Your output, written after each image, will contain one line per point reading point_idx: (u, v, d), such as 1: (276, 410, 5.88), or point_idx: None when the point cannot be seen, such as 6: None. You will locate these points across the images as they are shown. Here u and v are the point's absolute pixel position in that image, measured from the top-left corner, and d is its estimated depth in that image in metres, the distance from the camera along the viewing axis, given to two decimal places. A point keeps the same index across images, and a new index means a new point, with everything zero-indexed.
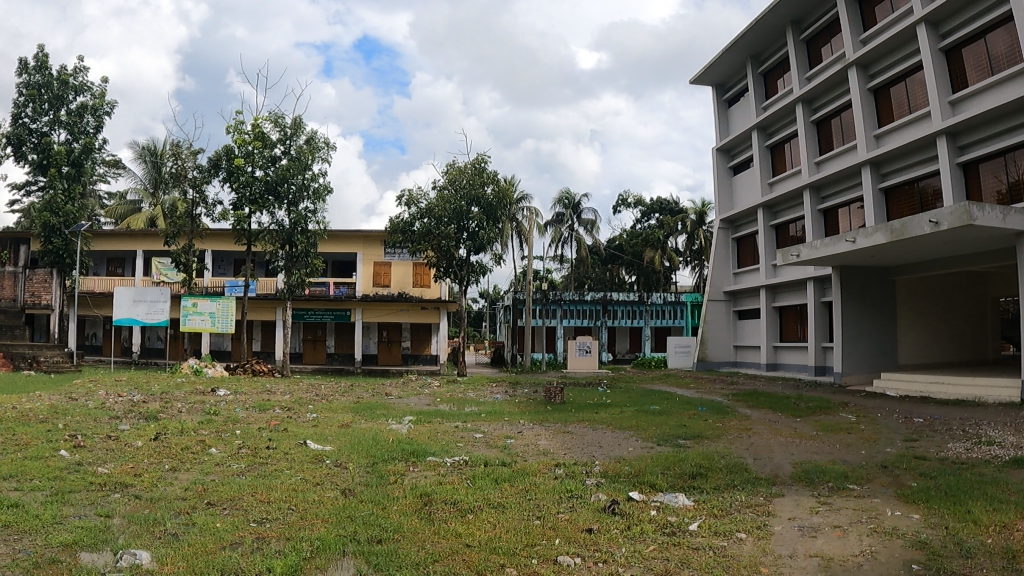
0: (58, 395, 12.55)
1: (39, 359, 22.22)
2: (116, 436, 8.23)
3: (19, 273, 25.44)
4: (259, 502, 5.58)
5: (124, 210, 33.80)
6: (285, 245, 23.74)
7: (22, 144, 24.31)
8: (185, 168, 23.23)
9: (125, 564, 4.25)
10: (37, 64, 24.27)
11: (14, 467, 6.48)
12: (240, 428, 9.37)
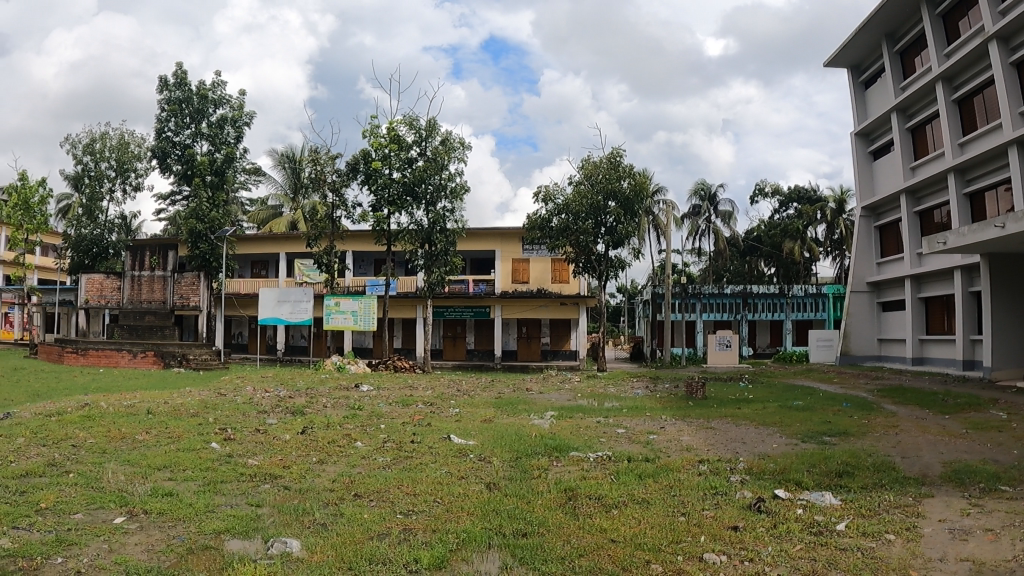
0: (210, 391, 13.15)
1: (189, 358, 23.46)
2: (265, 430, 8.60)
3: (168, 276, 25.93)
4: (405, 495, 5.72)
5: (265, 215, 35.21)
6: (425, 244, 24.30)
7: (167, 156, 25.97)
8: (324, 173, 24.08)
9: (277, 552, 4.46)
10: (177, 80, 25.66)
11: (169, 458, 6.88)
12: (384, 423, 9.61)
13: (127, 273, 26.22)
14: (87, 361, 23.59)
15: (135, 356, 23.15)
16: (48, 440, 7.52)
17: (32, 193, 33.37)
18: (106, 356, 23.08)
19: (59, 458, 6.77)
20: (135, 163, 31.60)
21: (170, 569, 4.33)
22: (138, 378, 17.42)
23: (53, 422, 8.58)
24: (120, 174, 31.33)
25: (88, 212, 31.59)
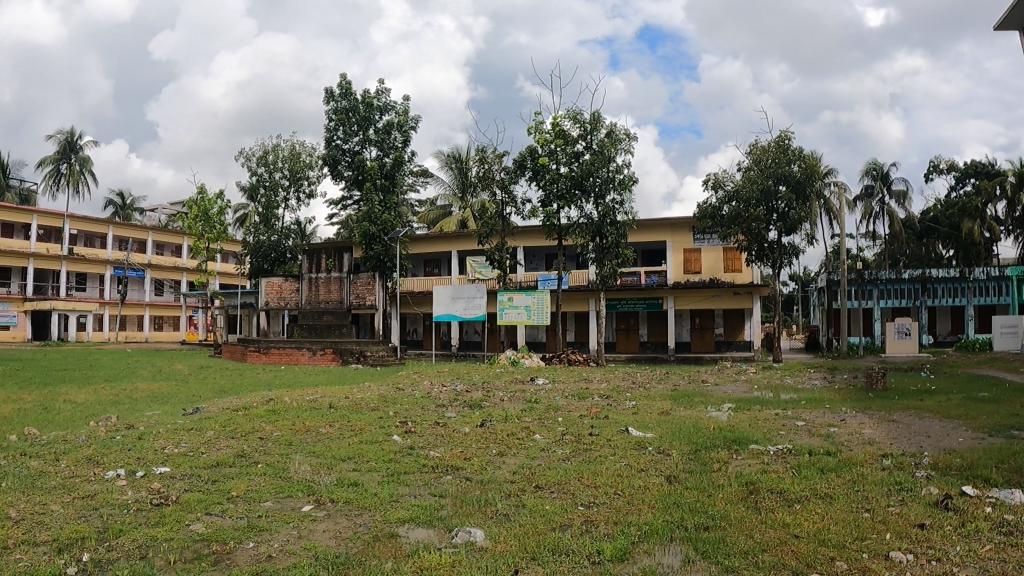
0: (390, 386, 13.75)
1: (366, 354, 24.45)
2: (443, 423, 8.86)
3: (344, 278, 26.96)
4: (586, 487, 5.80)
5: (436, 215, 36.57)
6: (596, 237, 24.51)
7: (337, 162, 28.11)
8: (492, 171, 24.55)
9: (462, 540, 4.64)
10: (342, 91, 26.82)
11: (353, 450, 7.20)
12: (561, 415, 9.75)
13: (304, 276, 27.58)
14: (270, 359, 25.06)
15: (315, 353, 24.42)
16: (237, 433, 8.03)
17: (212, 205, 35.80)
18: (287, 354, 24.55)
19: (248, 449, 7.21)
20: (307, 171, 33.25)
21: (357, 555, 4.56)
22: (316, 375, 18.35)
23: (242, 416, 9.16)
24: (294, 182, 33.05)
25: (265, 220, 33.64)
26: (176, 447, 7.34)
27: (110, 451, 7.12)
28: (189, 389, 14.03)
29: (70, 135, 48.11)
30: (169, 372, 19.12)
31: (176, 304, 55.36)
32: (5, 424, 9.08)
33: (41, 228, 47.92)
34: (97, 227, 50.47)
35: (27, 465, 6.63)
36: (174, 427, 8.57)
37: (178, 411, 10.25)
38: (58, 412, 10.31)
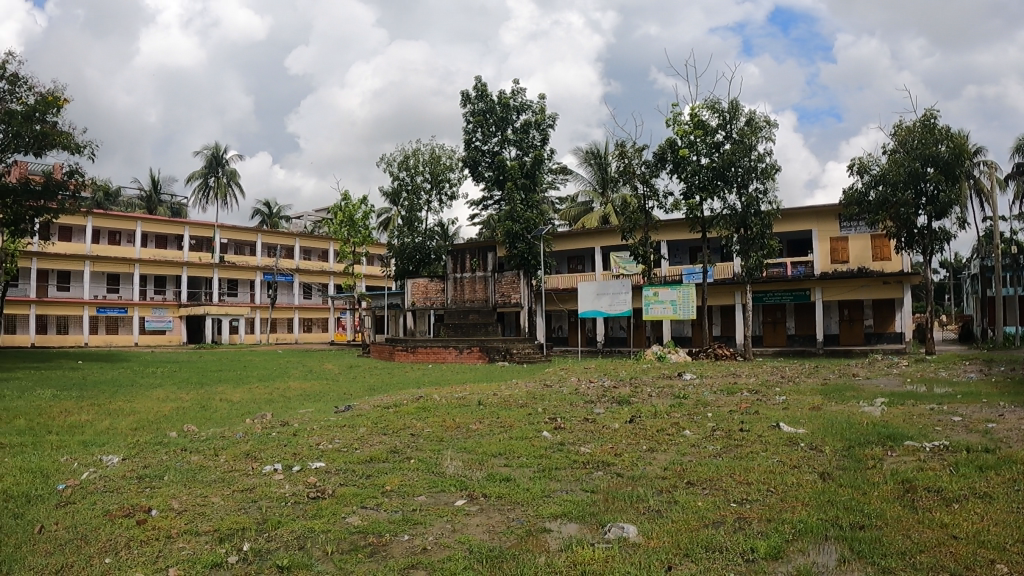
0: (536, 382, 13.94)
1: (512, 352, 24.88)
2: (592, 419, 8.87)
3: (488, 277, 27.80)
4: (737, 484, 5.73)
5: (577, 212, 36.98)
6: (739, 228, 24.04)
7: (478, 164, 30.01)
8: (632, 166, 24.28)
9: (614, 537, 4.69)
10: (478, 94, 27.54)
11: (504, 445, 7.34)
12: (711, 411, 9.63)
13: (449, 275, 28.58)
14: (417, 357, 25.68)
15: (462, 352, 24.94)
16: (389, 429, 8.31)
17: (355, 210, 37.23)
18: (435, 353, 25.09)
19: (401, 445, 7.46)
20: (447, 173, 34.01)
21: (509, 549, 4.64)
22: (461, 373, 18.76)
23: (392, 413, 9.46)
24: (436, 185, 33.83)
25: (409, 222, 34.93)
26: (329, 443, 7.65)
27: (267, 447, 7.47)
28: (337, 387, 14.59)
29: (217, 150, 50.74)
30: (318, 371, 19.93)
31: (324, 305, 57.69)
32: (170, 421, 9.67)
33: (194, 238, 51.00)
34: (247, 235, 53.25)
35: (189, 459, 7.01)
36: (326, 424, 8.93)
37: (329, 409, 10.68)
38: (218, 410, 10.93)
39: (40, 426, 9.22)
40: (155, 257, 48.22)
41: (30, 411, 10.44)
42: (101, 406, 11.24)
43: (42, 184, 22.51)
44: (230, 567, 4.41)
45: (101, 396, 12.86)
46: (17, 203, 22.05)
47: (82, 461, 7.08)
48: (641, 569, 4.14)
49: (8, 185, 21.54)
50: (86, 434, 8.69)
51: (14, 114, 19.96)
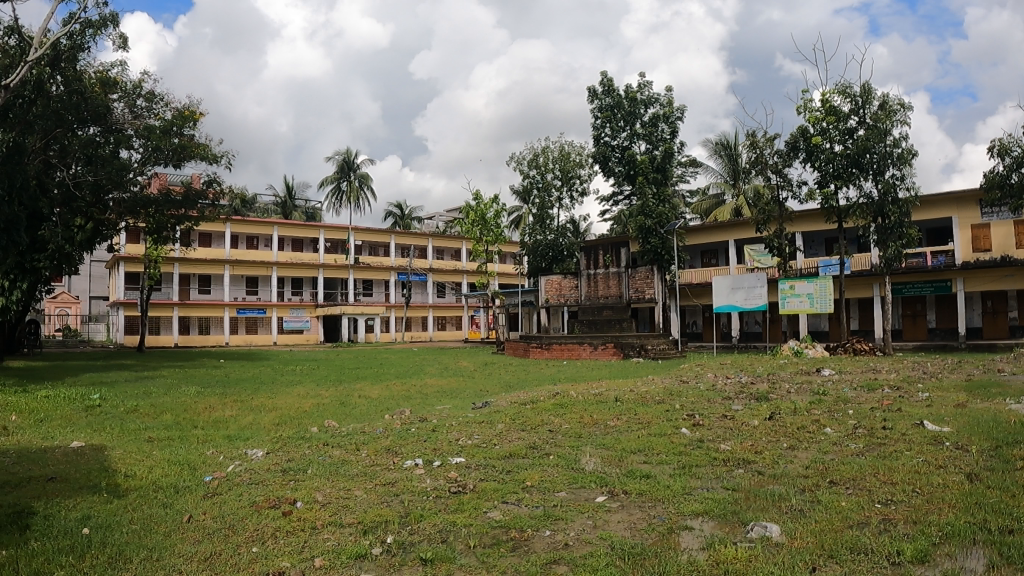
0: (669, 379, 13.78)
1: (647, 347, 24.86)
2: (731, 416, 8.70)
3: (622, 273, 27.50)
4: (881, 484, 5.50)
5: (709, 204, 36.78)
6: (877, 217, 22.99)
7: (608, 160, 31.14)
8: (764, 156, 23.63)
9: (757, 536, 4.59)
10: (606, 89, 29.88)
11: (643, 442, 7.29)
12: (852, 408, 9.27)
13: (582, 272, 28.52)
14: (552, 353, 25.99)
15: (597, 348, 25.12)
16: (527, 426, 8.39)
17: (488, 209, 37.94)
18: (569, 349, 25.36)
19: (539, 441, 7.52)
20: (576, 169, 35.18)
21: (651, 546, 4.60)
22: (595, 369, 18.74)
23: (530, 409, 9.56)
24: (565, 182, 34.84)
25: (540, 220, 36.01)
26: (468, 439, 7.79)
27: (407, 442, 7.65)
28: (472, 384, 14.84)
29: (349, 155, 52.51)
30: (453, 368, 20.35)
31: (457, 304, 58.74)
32: (312, 417, 10.06)
33: (329, 241, 52.86)
34: (380, 236, 54.87)
35: (331, 454, 7.27)
36: (464, 420, 9.09)
37: (465, 405, 10.87)
38: (356, 406, 11.31)
39: (191, 421, 9.75)
40: (292, 260, 50.36)
41: (180, 407, 11.07)
42: (244, 403, 11.79)
43: (183, 194, 23.77)
44: (373, 558, 4.51)
45: (245, 393, 13.50)
46: (160, 212, 23.37)
47: (230, 455, 7.45)
48: (784, 569, 4.04)
49: (152, 196, 22.85)
50: (234, 429, 9.15)
51: (155, 129, 21.29)
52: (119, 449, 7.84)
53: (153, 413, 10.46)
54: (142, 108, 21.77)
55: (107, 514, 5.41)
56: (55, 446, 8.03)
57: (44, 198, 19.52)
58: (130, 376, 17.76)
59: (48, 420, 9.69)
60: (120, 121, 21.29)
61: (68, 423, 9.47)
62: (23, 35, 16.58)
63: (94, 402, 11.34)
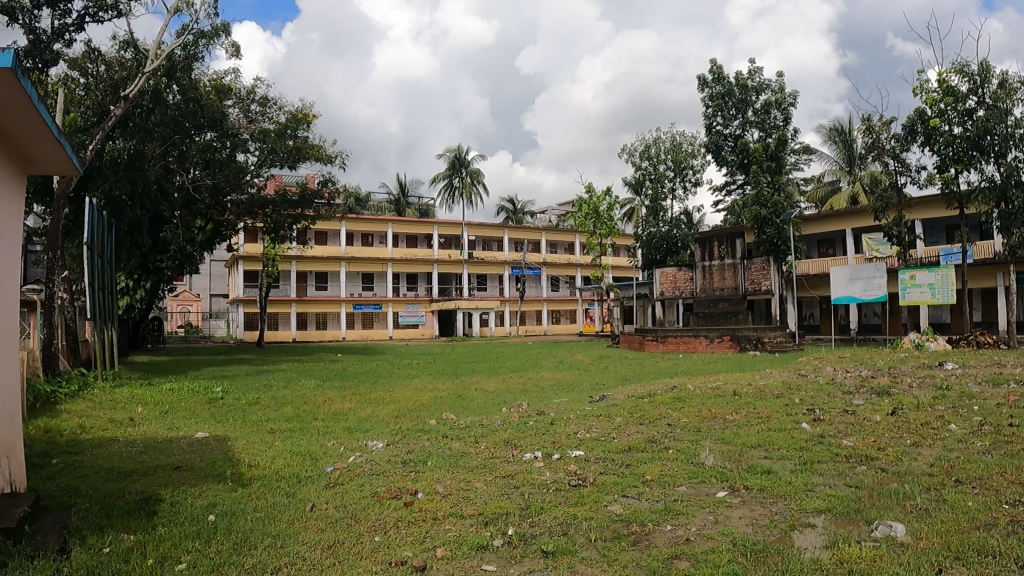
0: (787, 372, 13.44)
1: (764, 341, 24.31)
2: (853, 411, 8.41)
3: (738, 265, 28.00)
4: (1012, 483, 5.22)
5: (825, 192, 35.42)
6: (1001, 202, 21.82)
7: (721, 148, 31.85)
8: (880, 141, 22.73)
9: (879, 535, 4.43)
10: (715, 77, 31.21)
11: (761, 437, 7.15)
12: (980, 404, 8.83)
13: (698, 264, 29.38)
14: (667, 347, 25.83)
15: (713, 341, 24.77)
16: (646, 420, 8.32)
17: (600, 202, 38.07)
18: (685, 343, 25.04)
19: (658, 435, 7.45)
20: (689, 160, 36.73)
21: (774, 544, 4.49)
22: (712, 363, 18.46)
23: (647, 403, 9.48)
24: (679, 173, 36.75)
25: (653, 211, 37.15)
26: (586, 432, 7.78)
27: (525, 435, 7.70)
28: (588, 377, 14.83)
29: (460, 151, 52.99)
30: (569, 362, 20.43)
31: (571, 297, 58.67)
32: (429, 410, 10.24)
33: (443, 236, 53.71)
34: (493, 231, 55.38)
35: (450, 446, 7.37)
36: (583, 413, 9.10)
37: (582, 398, 10.87)
38: (473, 399, 11.45)
39: (311, 413, 10.06)
40: (406, 256, 51.53)
41: (301, 400, 11.43)
42: (362, 396, 12.08)
43: (299, 193, 24.49)
44: (494, 549, 4.55)
45: (362, 387, 13.84)
46: (277, 212, 24.04)
47: (351, 446, 7.65)
48: (910, 570, 3.90)
49: (268, 197, 23.55)
50: (353, 421, 9.41)
51: (270, 132, 22.05)
52: (242, 440, 8.16)
53: (275, 406, 10.84)
54: (256, 113, 22.41)
55: (232, 501, 5.62)
56: (181, 436, 8.41)
57: (165, 202, 20.83)
58: (252, 370, 18.46)
59: (174, 412, 10.15)
60: (236, 125, 21.98)
61: (194, 415, 9.89)
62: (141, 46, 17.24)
63: (217, 395, 11.82)
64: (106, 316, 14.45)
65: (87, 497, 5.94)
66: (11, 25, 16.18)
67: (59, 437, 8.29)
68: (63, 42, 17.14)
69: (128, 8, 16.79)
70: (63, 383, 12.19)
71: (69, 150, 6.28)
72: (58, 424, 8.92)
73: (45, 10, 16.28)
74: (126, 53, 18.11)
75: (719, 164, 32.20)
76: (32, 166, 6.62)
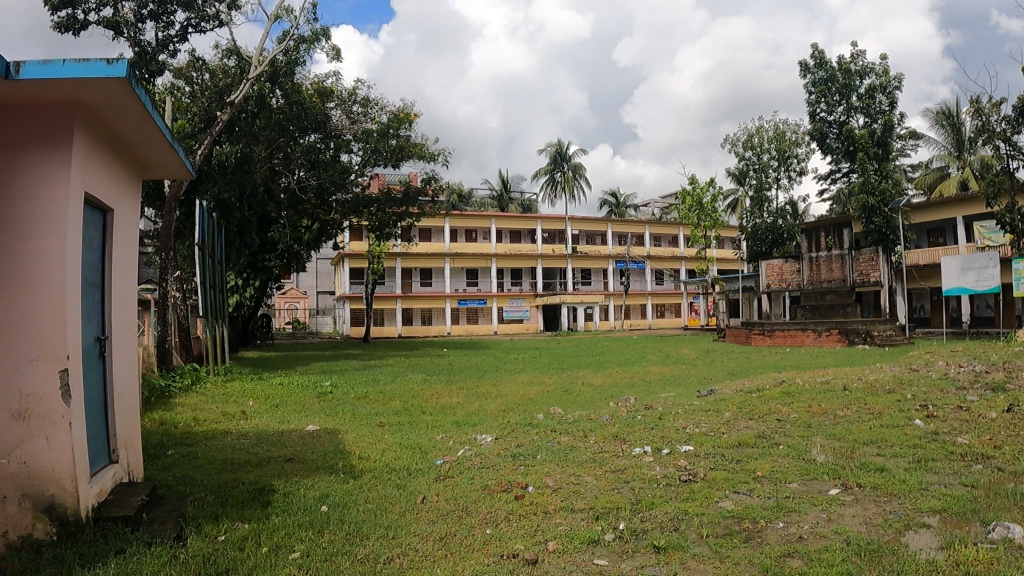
0: (897, 366, 13.01)
1: (873, 334, 23.86)
2: (968, 407, 8.09)
3: (845, 255, 29.61)
4: None
5: (933, 179, 34.70)
6: None
7: (825, 135, 31.35)
8: (991, 124, 21.75)
9: (997, 537, 4.26)
10: (817, 62, 30.78)
11: (872, 434, 6.95)
12: None
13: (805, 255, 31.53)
14: (774, 341, 25.70)
15: (820, 335, 24.42)
16: (754, 415, 8.20)
17: (704, 193, 37.55)
18: (793, 336, 24.83)
19: (768, 431, 7.33)
20: (793, 149, 35.99)
21: (890, 543, 4.35)
22: (822, 357, 18.05)
23: (756, 397, 9.34)
24: (783, 162, 36.11)
25: (758, 202, 36.65)
26: (696, 427, 7.71)
27: (634, 430, 7.67)
28: (694, 372, 14.69)
29: (560, 146, 53.03)
30: (676, 356, 20.28)
31: (676, 290, 57.97)
32: (536, 404, 10.30)
33: (546, 231, 54.15)
34: (597, 225, 55.24)
35: (559, 440, 7.40)
36: (691, 408, 9.02)
37: (690, 393, 10.78)
38: (580, 394, 11.46)
39: (418, 407, 10.23)
40: (510, 252, 52.30)
41: (408, 394, 11.65)
42: (469, 390, 12.25)
43: (402, 192, 24.99)
44: (607, 544, 4.55)
45: (468, 381, 14.02)
46: (382, 211, 24.85)
47: (459, 440, 7.75)
48: None
49: (372, 195, 24.20)
50: (460, 415, 9.54)
51: (372, 133, 22.36)
52: (351, 433, 8.37)
53: (383, 399, 11.09)
54: (358, 114, 22.67)
55: (343, 493, 5.76)
56: (292, 429, 8.67)
57: (272, 204, 21.77)
58: (359, 364, 18.96)
59: (283, 405, 10.47)
60: (339, 127, 22.28)
61: (302, 409, 10.18)
62: (243, 54, 17.75)
63: (326, 389, 12.15)
64: (217, 313, 14.98)
65: (203, 486, 6.17)
66: (118, 38, 16.92)
67: (175, 429, 8.65)
68: (167, 53, 17.81)
69: (228, 17, 17.35)
70: (177, 378, 12.72)
71: (183, 154, 6.52)
72: (172, 418, 9.30)
73: (149, 22, 16.92)
74: (229, 61, 18.64)
75: (824, 151, 31.74)
76: (147, 170, 6.87)
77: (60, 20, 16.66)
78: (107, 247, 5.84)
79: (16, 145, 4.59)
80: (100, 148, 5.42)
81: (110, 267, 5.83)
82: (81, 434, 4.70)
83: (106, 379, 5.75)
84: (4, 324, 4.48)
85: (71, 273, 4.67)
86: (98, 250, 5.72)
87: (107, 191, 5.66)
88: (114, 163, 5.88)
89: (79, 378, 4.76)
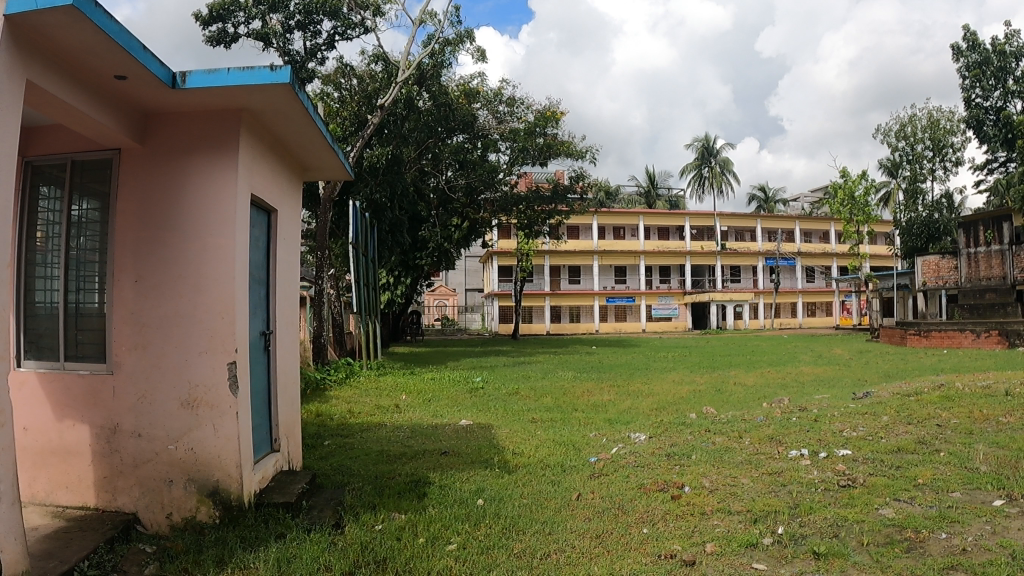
0: None
1: None
2: None
3: (1005, 250, 29.10)
4: None
5: None
6: None
7: (982, 121, 29.45)
8: None
9: None
10: (971, 45, 29.07)
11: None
12: None
13: (962, 251, 30.89)
14: (931, 342, 24.53)
15: (979, 336, 23.08)
16: (914, 419, 7.84)
17: (856, 186, 36.07)
18: (949, 338, 23.65)
19: (929, 436, 6.98)
20: (949, 137, 34.09)
21: None
22: (986, 359, 17.08)
23: (914, 401, 8.92)
24: (938, 151, 34.23)
25: (912, 194, 34.93)
26: (853, 431, 7.41)
27: (790, 432, 7.45)
28: (851, 373, 14.08)
29: (707, 141, 52.34)
30: (829, 356, 19.63)
31: (828, 288, 55.78)
32: (688, 403, 10.16)
33: (695, 228, 53.31)
34: (747, 221, 53.84)
35: (714, 441, 7.25)
36: (847, 411, 8.67)
37: (846, 395, 10.44)
38: (733, 393, 11.23)
39: (568, 404, 10.29)
40: (658, 249, 51.91)
41: (559, 391, 11.73)
42: (617, 388, 12.24)
43: (551, 190, 25.40)
44: (765, 548, 4.44)
45: (619, 379, 14.03)
46: (530, 208, 25.32)
47: (613, 438, 7.74)
48: None
49: (521, 194, 24.71)
50: (611, 413, 9.52)
51: (519, 132, 22.65)
52: (502, 429, 8.49)
53: (533, 396, 11.22)
54: (504, 113, 22.91)
55: (498, 487, 5.87)
56: (446, 424, 8.88)
57: (421, 202, 22.81)
58: (508, 362, 19.28)
59: (436, 400, 10.75)
60: (486, 127, 22.78)
61: (454, 404, 10.41)
62: (390, 59, 18.25)
63: (477, 385, 12.40)
64: (369, 309, 15.64)
65: (360, 476, 6.40)
66: (268, 48, 17.78)
67: (331, 421, 9.02)
68: (316, 61, 18.61)
69: (373, 24, 17.93)
70: (331, 371, 13.30)
71: (341, 155, 6.76)
72: (328, 409, 9.72)
73: (296, 33, 17.70)
74: (376, 66, 19.22)
75: (980, 139, 29.87)
76: (309, 171, 7.19)
77: (211, 35, 17.66)
78: (272, 245, 6.13)
79: (186, 150, 4.89)
80: (264, 153, 5.69)
81: (274, 265, 6.12)
82: (245, 424, 4.96)
83: (270, 373, 6.04)
84: (175, 318, 4.80)
85: (237, 270, 4.89)
86: (263, 249, 6.01)
87: (271, 193, 5.94)
88: (278, 166, 6.16)
89: (246, 372, 5.00)
